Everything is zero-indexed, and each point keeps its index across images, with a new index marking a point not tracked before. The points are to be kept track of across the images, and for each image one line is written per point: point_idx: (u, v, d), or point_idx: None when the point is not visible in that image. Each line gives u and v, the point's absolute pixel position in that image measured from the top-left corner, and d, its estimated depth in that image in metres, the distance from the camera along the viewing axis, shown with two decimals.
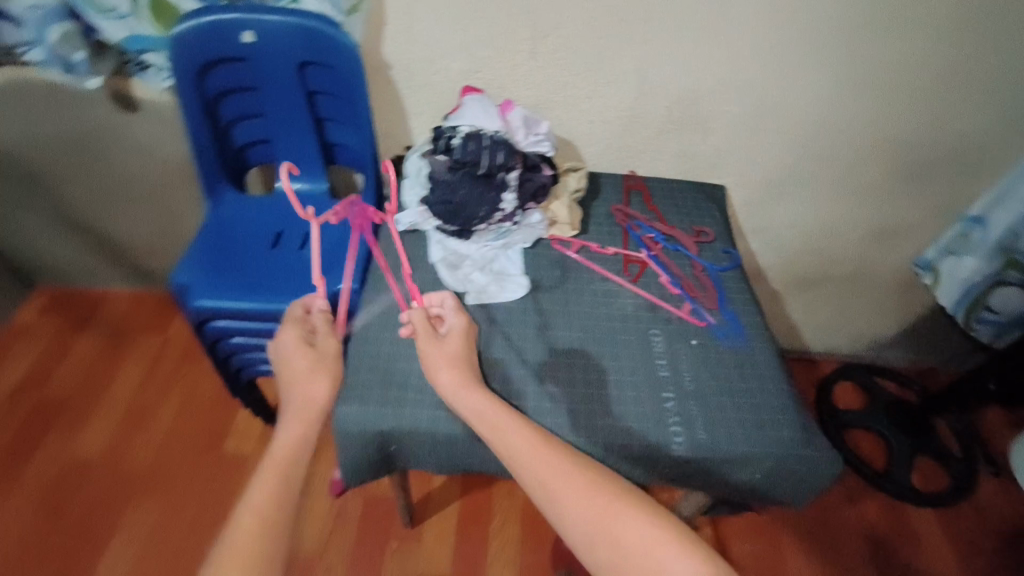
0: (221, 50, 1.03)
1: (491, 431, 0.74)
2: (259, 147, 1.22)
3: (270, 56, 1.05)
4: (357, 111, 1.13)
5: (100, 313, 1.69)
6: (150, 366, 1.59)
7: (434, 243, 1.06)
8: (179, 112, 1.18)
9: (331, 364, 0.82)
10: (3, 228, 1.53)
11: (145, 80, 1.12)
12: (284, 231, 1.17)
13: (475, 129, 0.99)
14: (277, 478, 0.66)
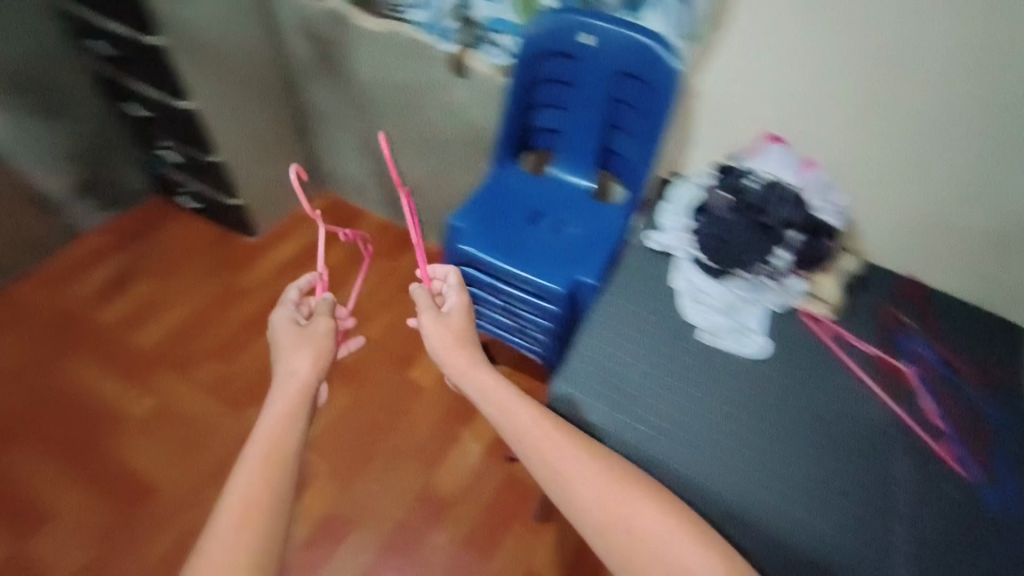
0: (559, 46, 1.14)
1: (492, 404, 0.73)
2: (546, 135, 1.32)
3: (597, 60, 1.13)
4: (649, 129, 1.15)
5: (358, 227, 2.02)
6: (379, 282, 1.88)
7: (680, 272, 1.06)
8: (496, 87, 1.33)
9: (321, 336, 0.79)
10: (322, 139, 1.90)
11: (485, 57, 1.31)
12: (543, 211, 1.27)
13: (772, 179, 1.02)
14: (267, 456, 0.62)
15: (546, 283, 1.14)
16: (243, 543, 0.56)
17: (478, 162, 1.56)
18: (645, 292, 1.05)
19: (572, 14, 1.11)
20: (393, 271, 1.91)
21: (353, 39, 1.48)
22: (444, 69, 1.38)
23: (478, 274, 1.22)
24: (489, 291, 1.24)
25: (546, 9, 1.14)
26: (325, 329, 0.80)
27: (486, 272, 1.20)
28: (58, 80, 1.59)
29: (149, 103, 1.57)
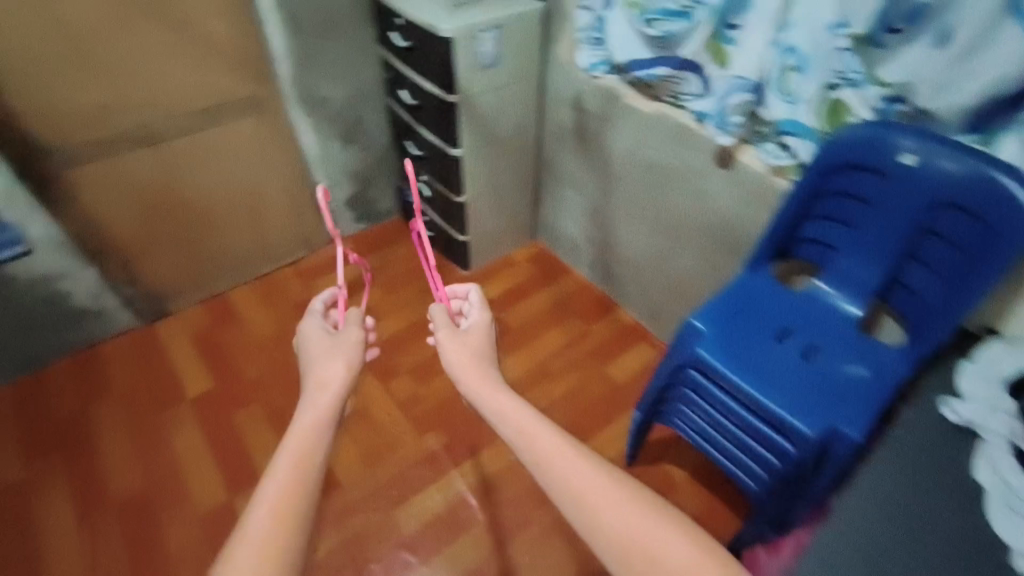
0: (869, 160, 1.01)
1: (501, 408, 0.63)
2: (816, 247, 1.18)
3: (919, 184, 0.99)
4: (968, 273, 0.97)
5: (560, 282, 2.06)
6: (570, 342, 1.88)
7: (989, 459, 0.83)
8: (767, 185, 1.24)
9: (354, 347, 0.71)
10: (553, 196, 1.97)
11: (764, 155, 1.19)
12: (793, 329, 1.12)
13: None
14: (277, 499, 0.50)
15: (795, 420, 0.99)
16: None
17: (711, 252, 1.47)
18: (931, 471, 0.86)
19: (896, 129, 0.98)
20: (585, 335, 1.90)
21: (619, 111, 1.51)
22: (706, 160, 1.33)
23: (703, 381, 1.11)
24: (710, 401, 1.13)
25: (859, 120, 1.02)
26: (357, 335, 0.73)
27: (715, 382, 1.08)
28: (364, 113, 1.86)
29: (425, 144, 1.76)
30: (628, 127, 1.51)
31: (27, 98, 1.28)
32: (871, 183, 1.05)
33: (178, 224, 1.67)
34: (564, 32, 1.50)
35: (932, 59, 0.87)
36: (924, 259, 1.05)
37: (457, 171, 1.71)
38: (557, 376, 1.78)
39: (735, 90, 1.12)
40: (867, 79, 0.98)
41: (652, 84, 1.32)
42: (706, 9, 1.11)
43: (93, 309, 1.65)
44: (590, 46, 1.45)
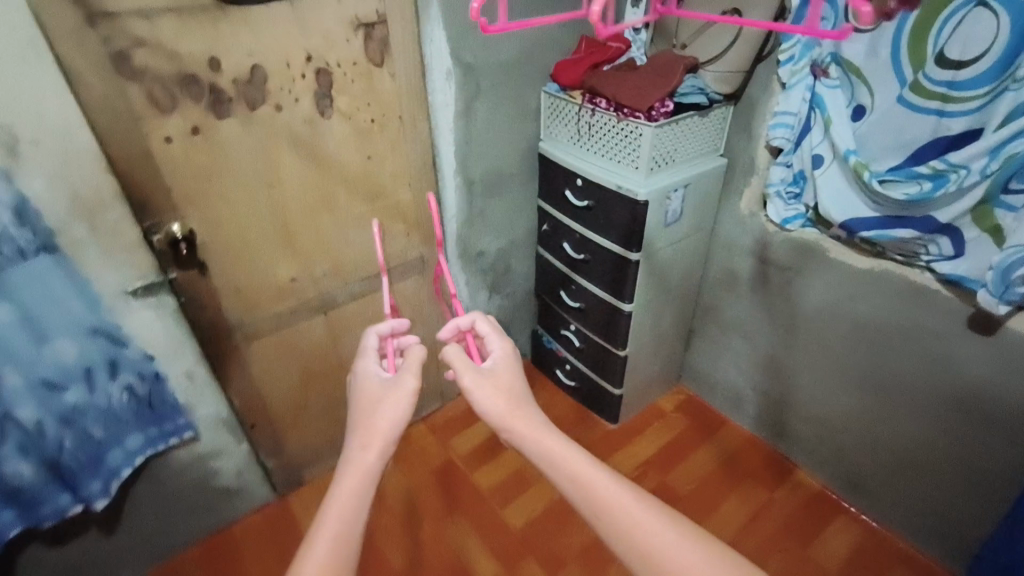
0: None
1: (530, 432, 0.74)
2: None
3: None
4: None
5: (718, 437, 1.81)
6: (755, 515, 1.59)
7: None
8: None
9: (404, 397, 0.75)
10: (709, 343, 1.79)
11: None
12: None
13: None
14: (336, 534, 0.63)
15: None
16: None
17: (961, 423, 1.24)
18: None
19: None
20: (770, 505, 1.61)
21: (816, 265, 1.38)
22: (954, 321, 1.17)
23: None
24: None
25: None
26: (409, 386, 0.76)
27: None
28: (513, 262, 1.80)
29: (583, 294, 1.65)
30: (833, 284, 1.36)
31: (224, 275, 1.19)
32: None
33: (330, 393, 1.55)
34: (749, 187, 1.45)
35: None
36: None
37: (624, 325, 1.57)
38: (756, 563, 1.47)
39: None
40: None
41: (879, 244, 1.20)
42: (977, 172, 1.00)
43: (233, 488, 1.50)
44: (785, 200, 1.37)
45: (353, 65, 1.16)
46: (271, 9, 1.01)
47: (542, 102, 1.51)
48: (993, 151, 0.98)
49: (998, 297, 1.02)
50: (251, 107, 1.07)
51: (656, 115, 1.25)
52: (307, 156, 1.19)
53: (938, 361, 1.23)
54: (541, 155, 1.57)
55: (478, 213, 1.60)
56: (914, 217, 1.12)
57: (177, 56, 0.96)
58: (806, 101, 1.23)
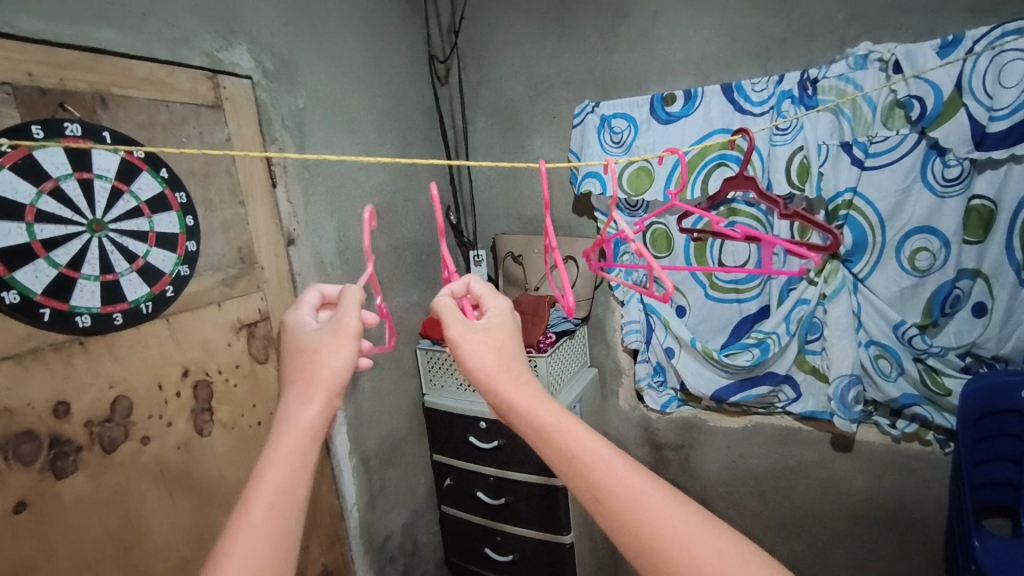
0: (1005, 402, 1.14)
1: (525, 399, 0.54)
2: (989, 467, 1.20)
3: None
4: None
5: None
6: None
7: None
8: (908, 458, 1.31)
9: (347, 342, 0.55)
10: None
11: (883, 426, 1.31)
12: None
13: None
14: (276, 498, 0.45)
15: None
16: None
17: (876, 541, 1.40)
18: None
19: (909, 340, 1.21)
20: None
21: (703, 436, 1.56)
22: (822, 448, 1.41)
23: None
24: None
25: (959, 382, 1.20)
26: (350, 331, 0.55)
27: None
28: (420, 535, 1.57)
29: (512, 542, 1.47)
30: (723, 446, 1.54)
31: None
32: (1012, 420, 1.16)
33: None
34: (623, 386, 1.64)
35: (988, 325, 1.17)
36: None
37: (571, 562, 1.40)
38: None
39: (850, 386, 1.27)
40: (945, 348, 1.21)
41: (745, 403, 1.45)
42: (784, 334, 1.33)
43: None
44: (656, 389, 1.55)
45: (235, 367, 1.03)
46: (144, 330, 0.88)
47: (420, 360, 1.53)
48: (787, 318, 1.33)
49: (849, 419, 1.29)
50: (106, 451, 0.83)
51: (545, 346, 1.39)
52: (180, 488, 0.94)
53: (826, 485, 1.43)
54: (429, 410, 1.52)
55: (377, 492, 1.40)
56: (759, 376, 1.41)
57: (7, 413, 0.73)
58: (641, 310, 1.50)
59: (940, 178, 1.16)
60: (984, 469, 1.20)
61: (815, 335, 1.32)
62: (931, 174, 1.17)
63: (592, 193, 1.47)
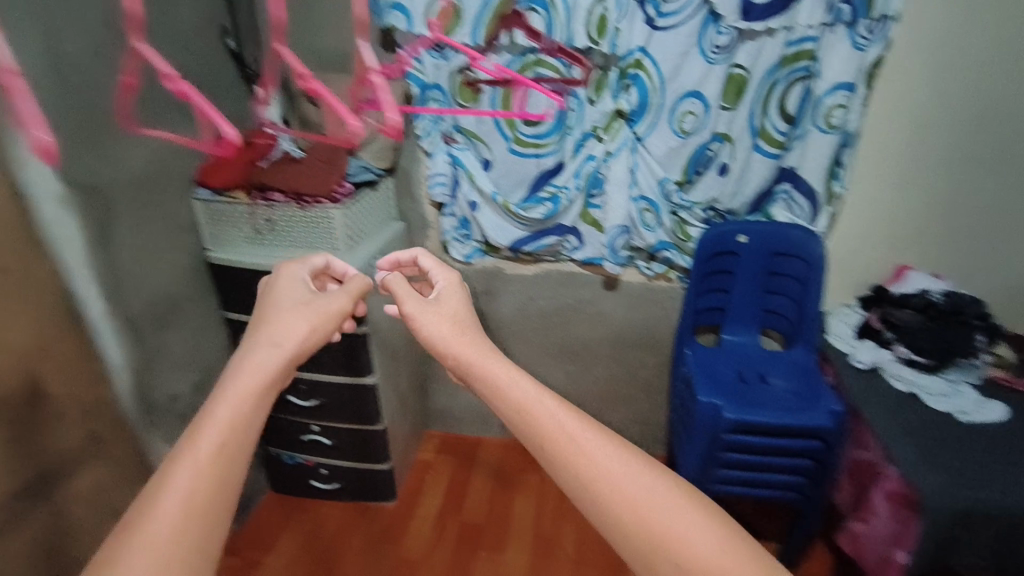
0: (724, 247, 1.42)
1: (477, 355, 0.68)
2: (714, 296, 1.48)
3: (753, 253, 1.42)
4: (807, 287, 1.40)
5: (481, 455, 1.84)
6: (539, 502, 1.69)
7: (895, 373, 1.23)
8: (658, 292, 1.59)
9: (335, 312, 0.72)
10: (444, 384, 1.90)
11: (642, 268, 1.54)
12: (744, 372, 1.37)
13: (924, 290, 1.30)
14: (244, 397, 0.57)
15: (805, 419, 1.19)
16: (201, 488, 0.50)
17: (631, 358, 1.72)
18: (900, 411, 1.16)
19: (669, 189, 1.39)
20: (544, 488, 1.73)
21: (500, 283, 1.68)
22: (595, 289, 1.63)
23: (743, 438, 1.22)
24: (751, 452, 1.24)
25: (699, 231, 1.44)
26: (341, 306, 0.73)
27: (749, 433, 1.22)
28: None
29: (314, 389, 1.49)
30: (518, 289, 1.67)
31: None
32: (728, 261, 1.44)
33: None
34: (429, 239, 1.65)
35: (726, 184, 1.40)
36: (779, 290, 1.45)
37: (374, 400, 1.49)
38: (559, 536, 1.59)
39: (619, 234, 1.46)
40: (693, 203, 1.42)
41: (538, 253, 1.57)
42: (573, 189, 1.44)
43: None
44: (460, 241, 1.59)
45: None
46: None
47: (198, 214, 1.33)
48: (577, 173, 1.42)
49: (615, 263, 1.50)
50: None
51: (340, 198, 1.28)
52: None
53: (594, 318, 1.68)
54: (214, 267, 1.37)
55: (153, 357, 1.28)
56: (550, 227, 1.52)
57: None
58: (447, 163, 1.47)
59: (712, 44, 1.26)
60: (706, 299, 1.48)
61: (600, 190, 1.43)
62: (706, 42, 1.26)
63: (395, 30, 1.34)
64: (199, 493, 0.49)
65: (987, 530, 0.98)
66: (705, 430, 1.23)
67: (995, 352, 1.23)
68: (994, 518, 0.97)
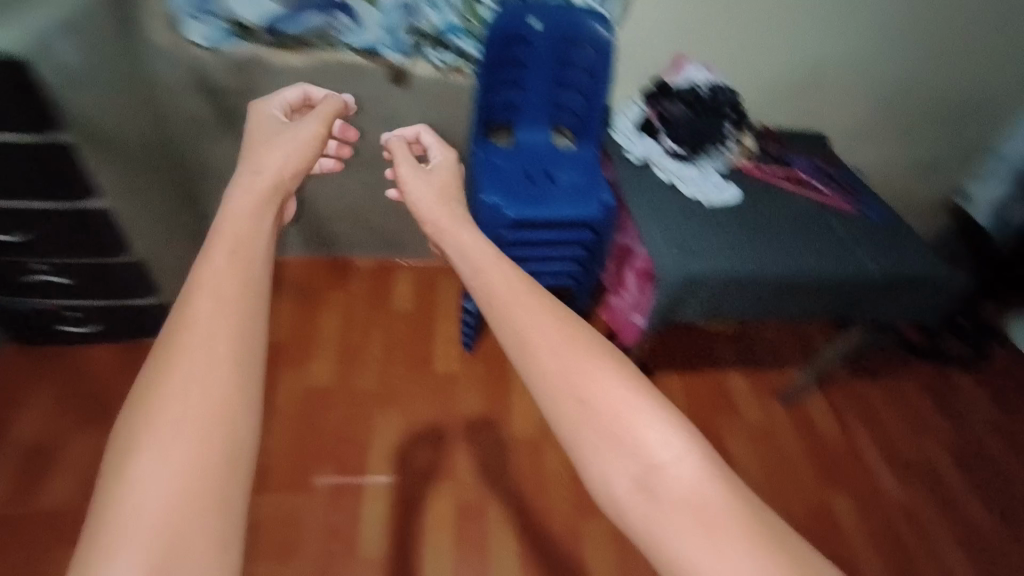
0: (516, 32, 1.29)
1: (466, 244, 0.57)
2: (509, 91, 1.39)
3: (546, 41, 1.31)
4: (596, 82, 1.36)
5: (280, 277, 1.75)
6: (346, 314, 1.70)
7: (659, 165, 1.32)
8: (455, 91, 1.44)
9: (310, 143, 0.61)
10: (220, 206, 1.65)
11: (431, 61, 1.37)
12: (533, 171, 1.37)
13: (697, 82, 1.34)
14: (243, 224, 0.46)
15: (577, 212, 1.26)
16: (230, 307, 0.40)
17: None
18: (652, 198, 1.26)
19: None
20: (351, 301, 1.73)
21: (263, 77, 1.36)
22: (381, 84, 1.41)
23: (521, 234, 1.28)
24: (530, 246, 1.31)
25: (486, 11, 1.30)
26: (314, 137, 0.62)
27: (527, 229, 1.26)
28: None
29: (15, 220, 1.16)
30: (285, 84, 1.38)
31: None
32: (521, 50, 1.32)
33: None
34: (154, 14, 1.27)
35: None
36: (570, 84, 1.40)
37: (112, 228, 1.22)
38: (366, 342, 1.64)
39: (394, 10, 1.29)
40: None
41: (304, 37, 1.31)
42: None
43: None
44: (200, 18, 1.26)
45: None
46: None
47: None
48: None
49: (394, 49, 1.35)
50: None
51: None
52: None
53: (385, 119, 1.47)
54: None
55: None
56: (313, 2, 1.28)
57: None
58: None
59: None
60: (501, 96, 1.39)
61: None
62: None
63: None
64: (230, 310, 0.40)
65: (707, 293, 1.14)
66: (487, 229, 1.25)
67: (742, 141, 1.37)
68: (712, 282, 1.12)
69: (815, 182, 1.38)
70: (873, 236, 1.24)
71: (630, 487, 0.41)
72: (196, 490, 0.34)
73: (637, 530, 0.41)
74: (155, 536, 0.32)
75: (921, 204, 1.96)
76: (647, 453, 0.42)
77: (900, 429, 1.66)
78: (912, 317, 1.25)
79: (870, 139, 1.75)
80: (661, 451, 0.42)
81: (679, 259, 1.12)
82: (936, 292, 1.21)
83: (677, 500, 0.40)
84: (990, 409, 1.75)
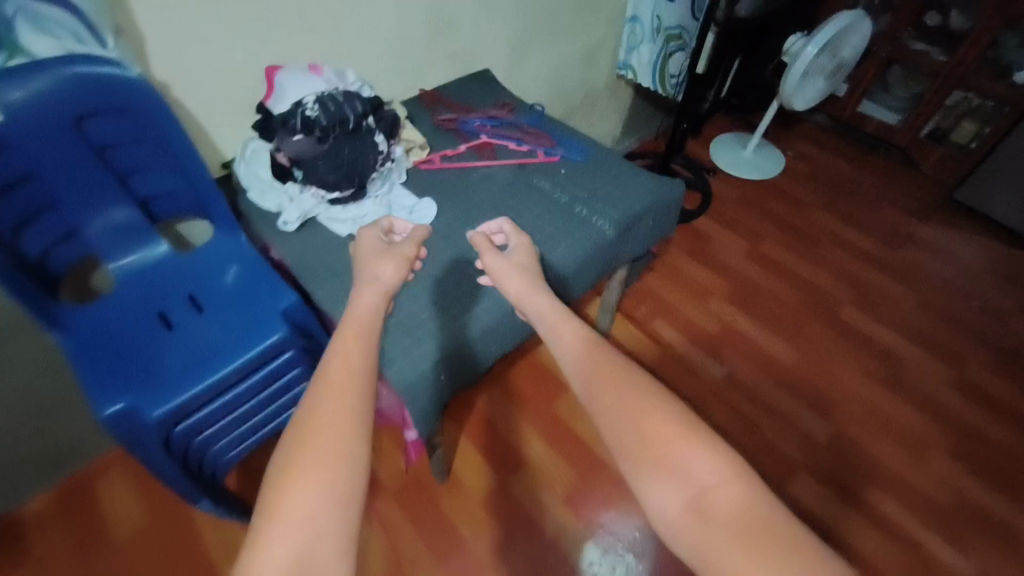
0: None
1: (549, 303, 0.63)
2: (39, 222, 0.83)
3: (36, 134, 0.76)
4: (168, 149, 0.87)
5: None
6: None
7: (330, 221, 0.97)
8: None
9: (401, 267, 0.64)
10: None
11: None
12: (165, 306, 0.91)
13: (311, 95, 0.92)
14: (362, 307, 0.56)
15: (258, 350, 0.85)
16: (353, 361, 0.49)
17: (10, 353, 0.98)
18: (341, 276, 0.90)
19: None
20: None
21: None
22: None
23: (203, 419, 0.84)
24: (232, 417, 0.89)
25: None
26: (408, 260, 0.66)
27: (208, 409, 0.83)
28: None
29: None
30: None
31: None
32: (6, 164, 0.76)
33: None
34: None
35: None
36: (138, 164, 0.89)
37: None
38: None
39: None
40: None
41: None
42: None
43: None
44: None
45: None
46: None
47: None
48: None
49: None
50: None
51: None
52: None
53: None
54: None
55: None
56: None
57: None
58: None
59: None
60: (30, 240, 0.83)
61: None
62: None
63: None
64: (353, 363, 0.48)
65: (466, 359, 0.86)
66: (145, 448, 0.79)
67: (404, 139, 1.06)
68: (464, 350, 0.85)
69: (506, 142, 1.16)
70: (585, 181, 1.10)
71: (683, 510, 0.42)
72: (319, 523, 0.39)
73: (690, 554, 0.41)
74: (291, 549, 0.38)
75: (608, 85, 1.91)
76: (696, 479, 0.43)
77: (691, 308, 1.71)
78: (655, 239, 1.18)
79: (539, 49, 1.54)
80: (708, 476, 0.43)
81: (405, 341, 0.82)
82: (663, 210, 1.12)
83: (728, 521, 0.40)
84: (738, 241, 1.92)
